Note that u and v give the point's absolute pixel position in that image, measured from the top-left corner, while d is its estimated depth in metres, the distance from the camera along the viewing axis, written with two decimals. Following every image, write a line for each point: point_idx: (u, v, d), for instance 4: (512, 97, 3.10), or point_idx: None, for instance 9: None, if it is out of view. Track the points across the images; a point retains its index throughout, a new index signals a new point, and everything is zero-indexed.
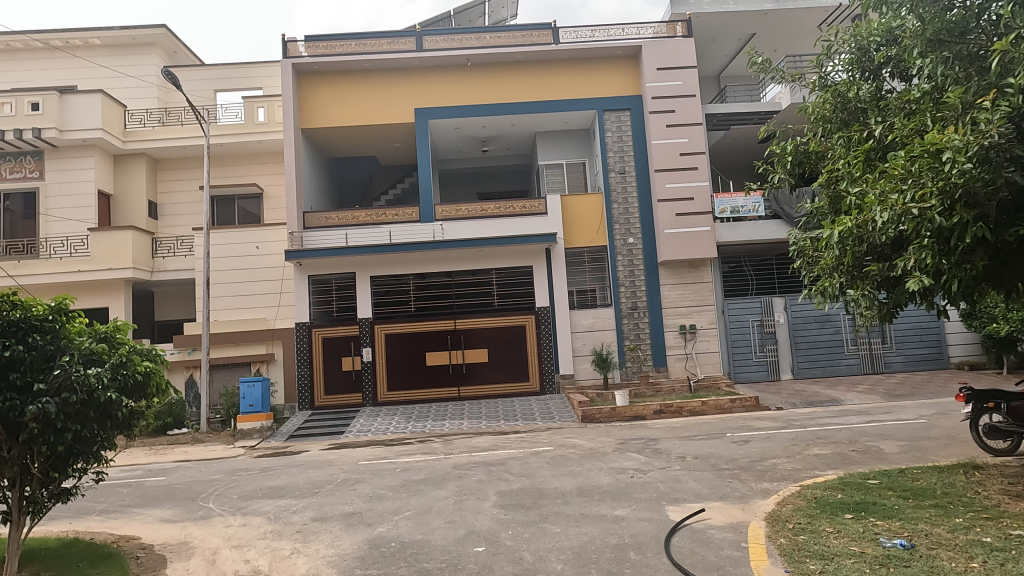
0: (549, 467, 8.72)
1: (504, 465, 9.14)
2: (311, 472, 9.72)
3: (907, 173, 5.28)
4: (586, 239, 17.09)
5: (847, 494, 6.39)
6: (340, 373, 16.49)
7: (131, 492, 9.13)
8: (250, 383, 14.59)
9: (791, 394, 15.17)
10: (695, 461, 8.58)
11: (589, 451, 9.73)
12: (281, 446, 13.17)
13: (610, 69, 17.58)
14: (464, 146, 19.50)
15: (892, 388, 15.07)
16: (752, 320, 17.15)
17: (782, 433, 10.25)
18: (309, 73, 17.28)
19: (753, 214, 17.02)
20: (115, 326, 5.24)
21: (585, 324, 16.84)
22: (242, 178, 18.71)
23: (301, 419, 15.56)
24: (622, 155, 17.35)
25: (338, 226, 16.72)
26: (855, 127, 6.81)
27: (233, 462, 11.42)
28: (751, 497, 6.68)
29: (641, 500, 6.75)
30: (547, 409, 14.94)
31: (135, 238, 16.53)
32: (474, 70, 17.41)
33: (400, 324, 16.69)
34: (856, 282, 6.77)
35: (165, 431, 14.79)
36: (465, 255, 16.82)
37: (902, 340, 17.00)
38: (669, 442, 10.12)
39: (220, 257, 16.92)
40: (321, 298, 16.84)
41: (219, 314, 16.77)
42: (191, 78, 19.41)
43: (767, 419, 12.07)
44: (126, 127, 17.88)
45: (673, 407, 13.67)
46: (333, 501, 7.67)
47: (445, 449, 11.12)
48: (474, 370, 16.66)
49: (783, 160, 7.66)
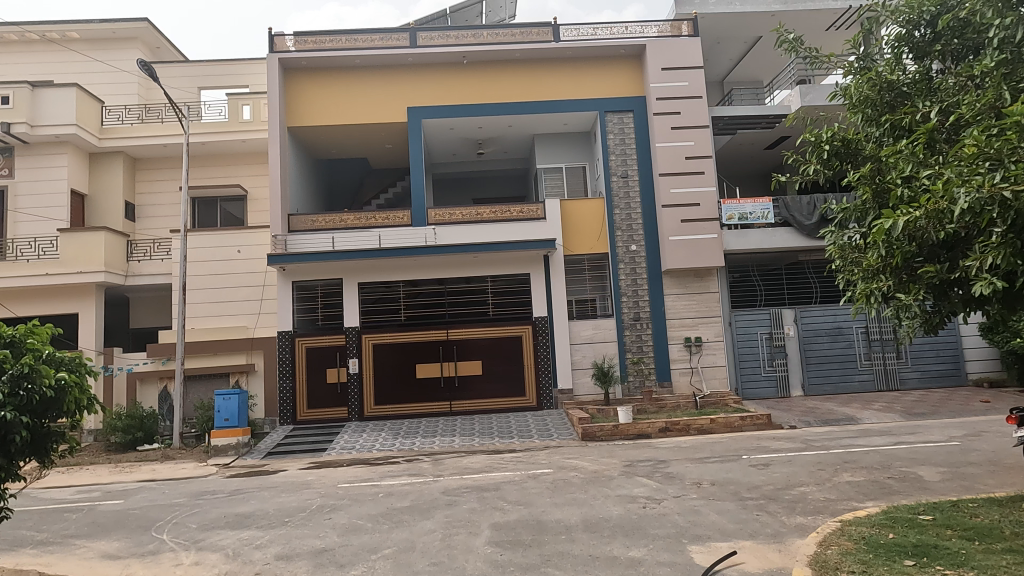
0: (550, 493, 7.79)
1: (499, 490, 8.18)
2: (284, 497, 8.73)
3: (997, 152, 4.42)
4: (586, 246, 16.24)
5: (899, 534, 5.48)
6: (324, 385, 15.51)
7: (79, 519, 8.14)
8: (226, 396, 13.63)
9: (804, 412, 14.26)
10: (713, 489, 7.65)
11: (593, 475, 8.78)
12: (257, 465, 12.19)
13: (613, 69, 16.80)
14: (459, 148, 18.67)
15: (910, 406, 14.20)
16: (761, 333, 16.26)
17: (804, 456, 9.34)
18: (296, 68, 16.43)
19: (761, 220, 16.12)
20: (28, 329, 4.38)
21: (585, 336, 15.94)
22: (224, 178, 17.80)
23: (281, 434, 14.54)
24: (625, 158, 16.53)
25: (325, 229, 15.80)
26: (906, 109, 6.01)
27: (201, 483, 10.41)
28: (786, 535, 5.76)
29: (658, 538, 5.82)
30: (545, 426, 13.98)
31: (108, 240, 15.53)
32: (470, 68, 16.60)
33: (389, 334, 15.73)
34: (907, 288, 5.88)
35: (134, 447, 14.05)
36: (459, 261, 15.95)
37: (918, 356, 16.16)
38: (680, 466, 9.19)
39: (198, 261, 15.98)
40: (305, 306, 15.88)
41: (196, 322, 15.77)
42: (175, 75, 18.54)
43: (783, 440, 11.17)
44: (103, 124, 16.95)
45: (680, 425, 12.78)
46: (304, 534, 6.72)
47: (435, 470, 10.15)
48: (467, 383, 15.73)
49: (817, 152, 6.80)
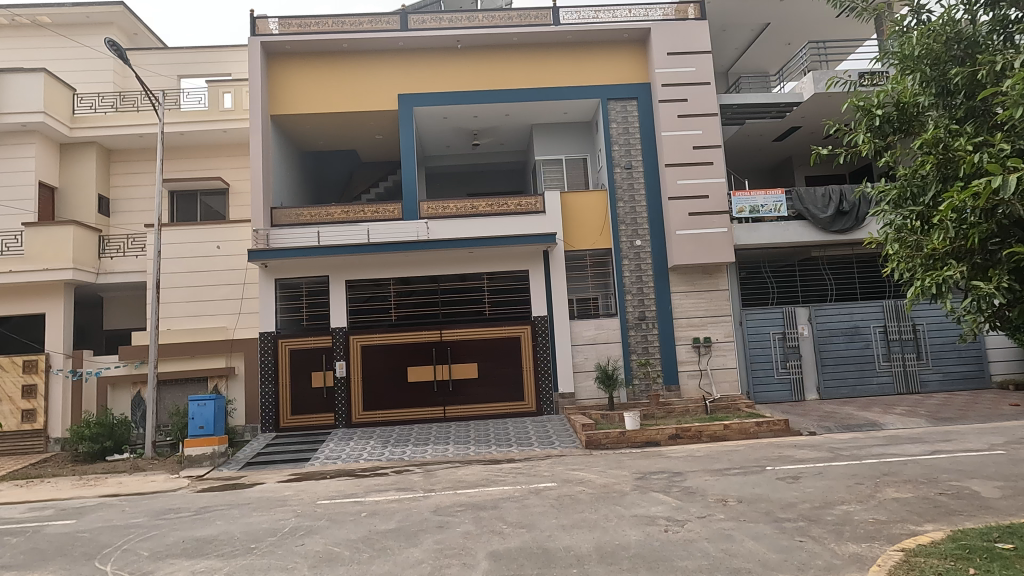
0: (556, 514, 6.80)
1: (497, 509, 7.21)
2: (254, 516, 7.74)
3: None
4: (588, 241, 15.30)
5: (983, 569, 4.53)
6: (309, 390, 14.52)
7: (18, 545, 7.13)
8: (201, 402, 12.52)
9: (822, 416, 13.33)
10: (742, 508, 6.69)
11: (602, 491, 7.80)
12: (233, 477, 11.21)
13: (615, 55, 15.87)
14: (452, 139, 17.76)
15: (935, 410, 13.26)
16: (774, 333, 15.35)
17: (836, 467, 8.42)
18: (280, 53, 15.47)
19: (774, 213, 15.23)
20: None
21: (587, 336, 14.97)
22: (205, 171, 16.85)
23: (262, 443, 13.55)
24: (629, 148, 15.61)
25: (311, 224, 14.87)
26: (982, 60, 5.20)
27: (167, 499, 9.41)
28: (842, 569, 4.82)
29: (689, 572, 4.87)
30: (545, 432, 13.03)
31: (78, 234, 14.51)
32: (465, 54, 15.66)
33: (380, 336, 14.74)
34: (984, 275, 5.01)
35: (103, 457, 13.05)
36: (454, 257, 15.02)
37: (939, 356, 15.30)
38: (699, 479, 8.25)
39: (174, 258, 14.98)
40: (289, 306, 14.90)
41: (173, 322, 14.79)
42: (153, 62, 17.55)
43: (807, 448, 10.25)
44: (74, 112, 15.93)
45: (691, 432, 11.86)
46: (270, 565, 5.74)
47: (425, 484, 9.17)
48: (462, 388, 14.75)
49: (865, 118, 6.03)
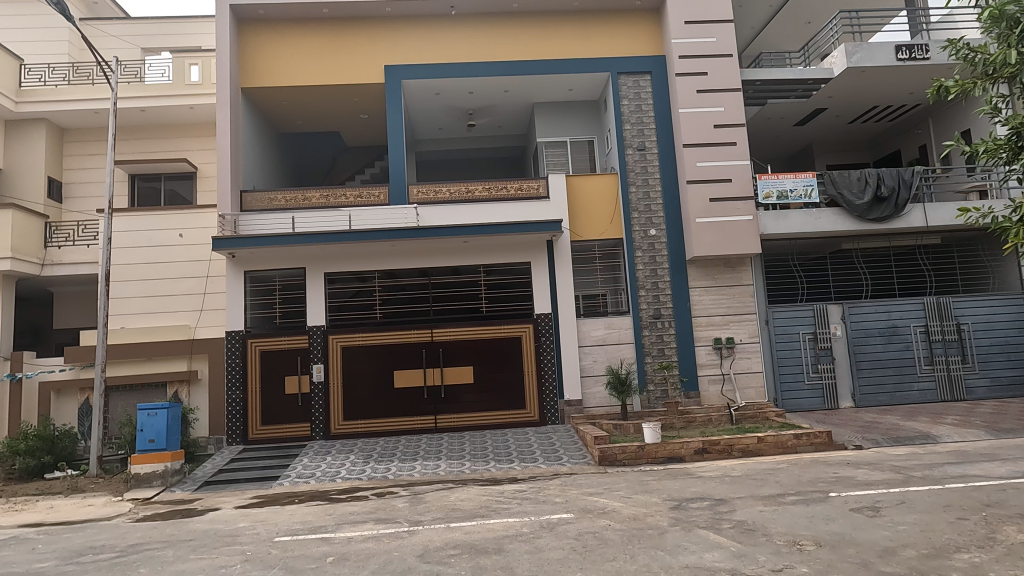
0: (580, 565, 5.14)
1: (502, 554, 5.56)
2: (190, 560, 6.05)
3: None
4: (597, 231, 13.69)
5: None
6: (282, 398, 12.82)
7: None
8: (152, 412, 10.66)
9: (865, 427, 11.75)
10: (827, 556, 5.07)
11: (634, 528, 6.15)
12: (184, 501, 9.49)
13: (626, 24, 14.30)
14: (444, 120, 16.18)
15: (992, 420, 11.67)
16: (804, 334, 13.75)
17: (919, 495, 6.81)
18: (251, 19, 13.82)
19: (803, 200, 13.64)
20: None
21: (596, 336, 13.34)
22: (169, 153, 15.17)
23: (225, 458, 11.81)
24: (642, 127, 14.03)
25: (285, 209, 13.18)
26: None
27: (94, 532, 7.67)
28: None
29: None
30: (551, 446, 11.39)
31: (18, 219, 12.78)
32: (460, 22, 14.05)
33: (362, 336, 13.06)
34: None
35: (40, 475, 11.28)
36: (447, 247, 13.38)
37: (986, 361, 13.82)
38: (752, 510, 6.62)
39: (130, 248, 13.31)
40: (260, 302, 13.16)
41: (126, 320, 13.10)
42: (113, 33, 15.88)
43: (865, 467, 8.66)
44: (21, 85, 14.19)
45: (720, 446, 10.23)
46: None
47: (411, 514, 7.46)
48: (455, 395, 13.06)
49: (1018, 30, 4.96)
